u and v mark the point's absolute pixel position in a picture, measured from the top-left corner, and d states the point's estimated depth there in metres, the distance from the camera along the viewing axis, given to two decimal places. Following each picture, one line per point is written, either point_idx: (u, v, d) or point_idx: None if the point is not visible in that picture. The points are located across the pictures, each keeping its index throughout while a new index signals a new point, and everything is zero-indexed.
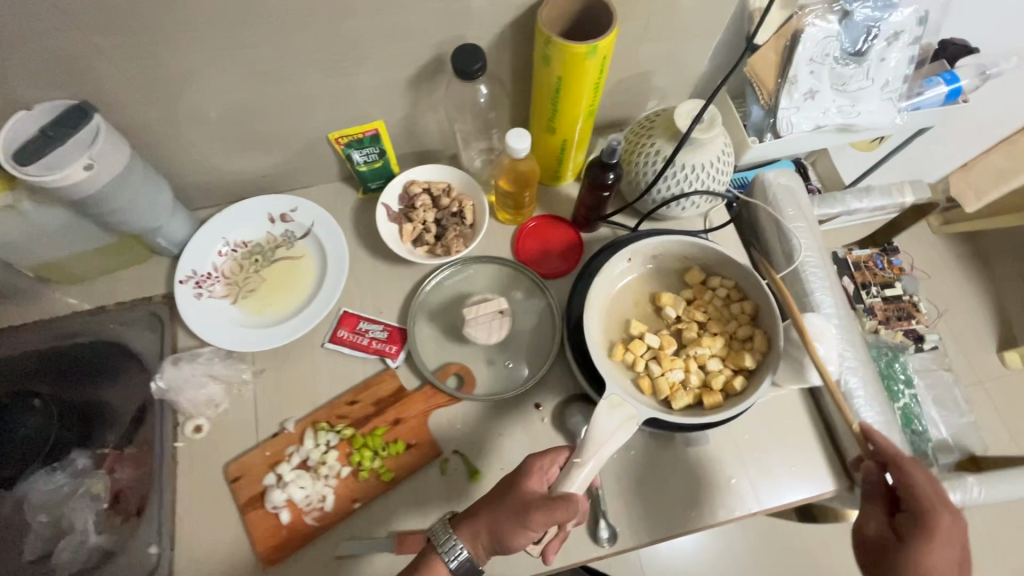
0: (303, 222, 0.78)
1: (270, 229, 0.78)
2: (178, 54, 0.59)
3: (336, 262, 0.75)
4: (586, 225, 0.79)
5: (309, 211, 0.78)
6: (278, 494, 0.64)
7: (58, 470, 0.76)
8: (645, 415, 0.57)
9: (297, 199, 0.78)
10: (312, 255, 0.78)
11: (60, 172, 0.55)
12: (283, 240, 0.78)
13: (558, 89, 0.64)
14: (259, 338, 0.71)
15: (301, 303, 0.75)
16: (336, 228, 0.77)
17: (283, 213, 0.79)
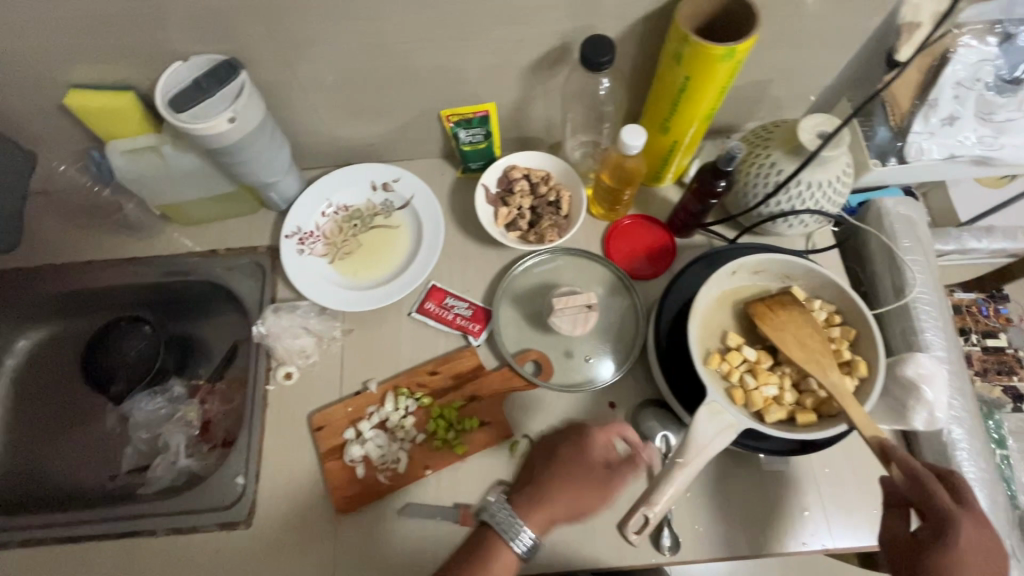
0: (403, 193, 0.81)
1: (371, 197, 0.82)
2: (323, 21, 0.62)
3: (432, 234, 0.78)
4: (682, 230, 0.78)
5: (411, 183, 0.81)
6: (358, 449, 0.68)
7: (157, 394, 0.85)
8: (744, 425, 0.57)
9: (399, 170, 0.81)
10: (408, 226, 0.81)
11: (208, 122, 0.59)
12: (382, 208, 0.82)
13: (682, 89, 0.63)
14: (354, 299, 0.75)
15: (393, 270, 0.78)
16: (434, 202, 0.79)
17: (385, 183, 0.82)
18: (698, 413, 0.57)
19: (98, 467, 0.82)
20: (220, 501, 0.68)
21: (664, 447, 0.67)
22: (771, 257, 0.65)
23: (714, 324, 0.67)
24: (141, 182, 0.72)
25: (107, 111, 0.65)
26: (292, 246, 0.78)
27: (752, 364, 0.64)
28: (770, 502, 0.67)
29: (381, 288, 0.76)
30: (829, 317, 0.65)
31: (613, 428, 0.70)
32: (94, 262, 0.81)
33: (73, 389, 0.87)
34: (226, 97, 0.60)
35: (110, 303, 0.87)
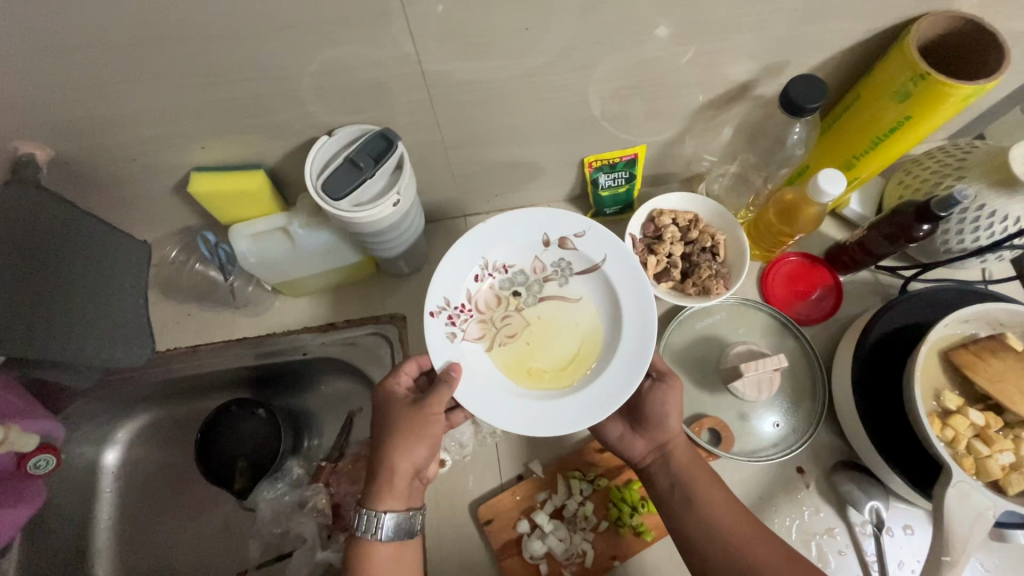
0: (589, 254, 0.66)
1: (542, 254, 0.67)
2: (487, 82, 0.54)
3: (639, 314, 0.63)
4: (851, 268, 0.71)
5: (600, 242, 0.66)
6: (538, 545, 0.62)
7: (279, 480, 0.78)
8: (1002, 508, 0.51)
9: (586, 223, 0.66)
10: (594, 298, 0.66)
11: (371, 208, 0.52)
12: (554, 271, 0.67)
13: (893, 129, 0.55)
14: (543, 409, 0.60)
15: (580, 360, 0.64)
16: (636, 270, 0.64)
17: (563, 237, 0.66)
18: (947, 495, 0.51)
19: (227, 563, 0.76)
20: None
21: (875, 520, 0.62)
22: (990, 305, 0.58)
23: (923, 382, 0.61)
24: (265, 264, 0.65)
25: (237, 194, 0.58)
26: (441, 326, 0.63)
27: (979, 429, 0.58)
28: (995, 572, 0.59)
29: (574, 393, 0.61)
30: None
31: (804, 496, 0.65)
32: (204, 345, 0.74)
33: (187, 479, 0.80)
34: (383, 178, 0.53)
35: (213, 386, 0.79)
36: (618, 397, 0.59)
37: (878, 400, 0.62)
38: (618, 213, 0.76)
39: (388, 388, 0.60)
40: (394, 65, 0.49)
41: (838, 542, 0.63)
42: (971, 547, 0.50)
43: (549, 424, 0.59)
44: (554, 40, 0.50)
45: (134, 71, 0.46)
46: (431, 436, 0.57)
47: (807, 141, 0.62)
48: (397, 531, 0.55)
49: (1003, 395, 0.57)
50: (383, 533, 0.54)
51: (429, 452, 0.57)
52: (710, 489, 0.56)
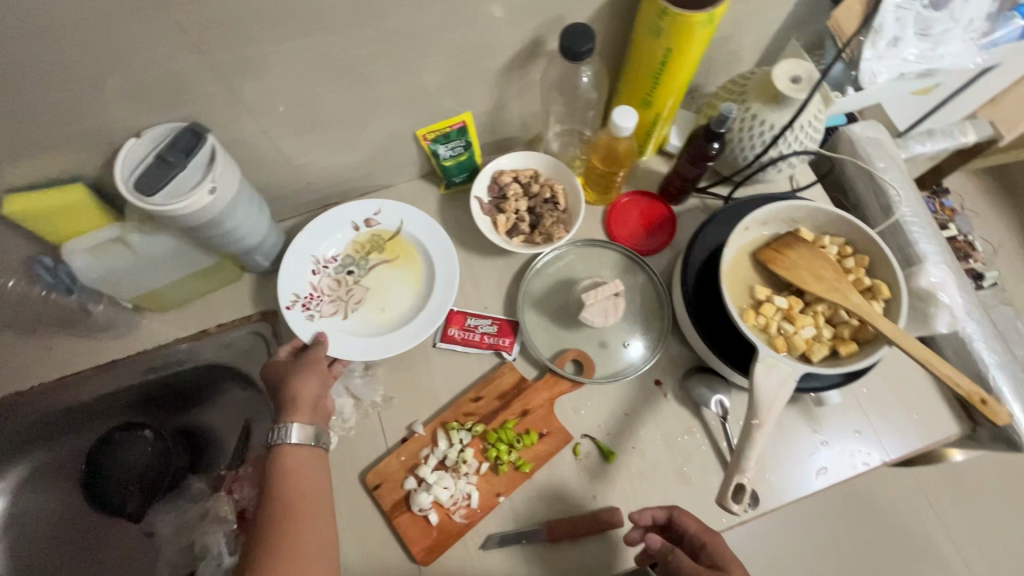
0: (389, 223, 0.76)
1: (357, 236, 0.76)
2: (286, 65, 0.56)
3: (446, 254, 0.74)
4: (678, 197, 0.79)
5: (394, 209, 0.76)
6: (425, 497, 0.65)
7: (179, 498, 0.78)
8: (801, 371, 0.59)
9: (376, 202, 0.76)
10: (411, 251, 0.76)
11: (186, 198, 0.53)
12: (372, 244, 0.76)
13: (663, 63, 0.63)
14: (403, 335, 0.70)
15: (422, 295, 0.74)
16: (428, 219, 0.75)
17: (366, 219, 0.77)
18: (755, 369, 0.59)
19: None
20: None
21: (721, 411, 0.69)
22: (776, 206, 0.67)
23: (738, 283, 0.68)
24: (113, 279, 0.65)
25: (58, 210, 0.58)
26: (299, 315, 0.70)
27: (785, 312, 0.66)
28: (826, 435, 0.68)
29: (423, 317, 0.71)
30: (841, 249, 0.68)
31: (664, 404, 0.71)
32: (74, 373, 0.74)
33: (71, 524, 0.77)
34: (198, 170, 0.55)
35: (96, 417, 0.78)
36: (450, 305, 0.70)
37: (704, 304, 0.69)
38: (468, 181, 0.81)
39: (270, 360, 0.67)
40: (180, 57, 0.51)
41: (698, 438, 0.70)
42: (778, 408, 0.57)
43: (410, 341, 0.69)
44: (336, 19, 0.53)
45: None
46: (322, 370, 0.64)
47: (598, 84, 0.71)
48: (306, 438, 0.59)
49: (798, 279, 0.65)
50: (294, 437, 0.58)
51: (322, 382, 0.64)
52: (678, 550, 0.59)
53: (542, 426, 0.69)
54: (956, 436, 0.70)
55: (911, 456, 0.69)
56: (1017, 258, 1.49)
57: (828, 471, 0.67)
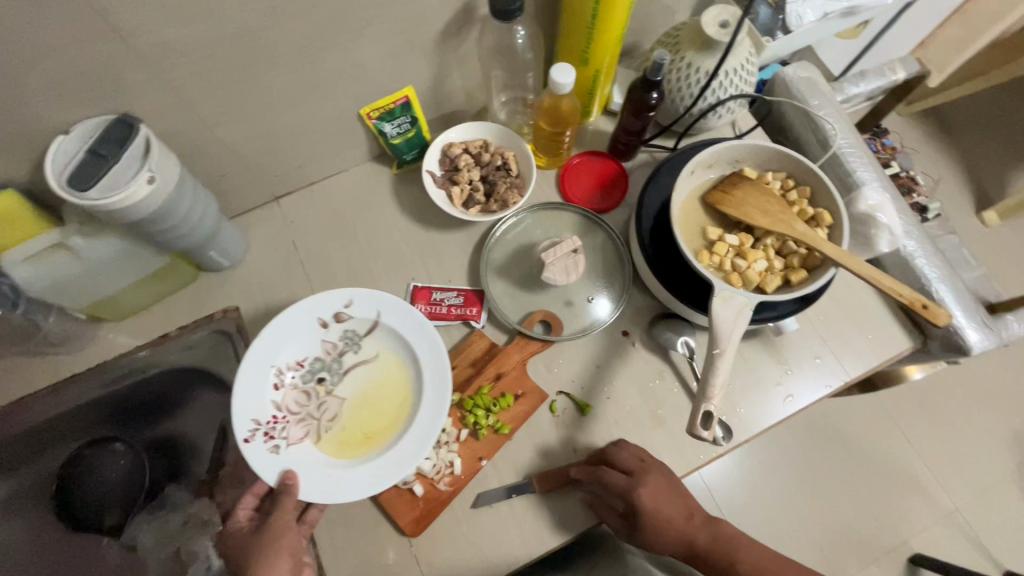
0: (364, 317, 0.69)
1: (326, 336, 0.69)
2: (212, 48, 0.55)
3: (431, 349, 0.67)
4: (627, 153, 0.80)
5: (368, 300, 0.69)
6: None
7: (160, 508, 0.77)
8: (756, 300, 0.61)
9: (348, 292, 0.69)
10: (387, 350, 0.70)
11: (124, 190, 0.52)
12: (345, 344, 0.70)
13: (594, 15, 0.64)
14: (384, 465, 0.62)
15: (402, 407, 0.67)
16: (408, 308, 0.69)
17: (335, 313, 0.70)
18: (713, 303, 0.61)
19: None
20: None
21: (688, 351, 0.71)
22: (718, 147, 0.69)
23: (691, 227, 0.70)
24: (61, 288, 0.63)
25: None
26: (262, 447, 0.62)
27: (738, 248, 0.68)
28: (789, 363, 0.71)
29: (404, 436, 0.64)
30: (785, 183, 0.70)
31: (633, 353, 0.73)
32: (28, 397, 0.70)
33: (50, 547, 0.75)
34: (135, 160, 0.54)
35: (60, 436, 0.75)
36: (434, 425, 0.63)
37: (662, 250, 0.71)
38: (419, 158, 0.81)
39: (230, 529, 0.59)
40: (98, 47, 0.50)
41: (669, 382, 0.72)
42: (736, 338, 0.59)
43: (392, 471, 0.61)
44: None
45: None
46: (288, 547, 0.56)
47: (533, 45, 0.71)
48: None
49: (746, 215, 0.67)
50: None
51: (295, 562, 0.56)
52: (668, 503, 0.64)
53: (517, 388, 0.70)
54: (910, 350, 0.73)
55: (871, 374, 0.72)
56: (959, 191, 1.57)
57: (794, 397, 0.70)
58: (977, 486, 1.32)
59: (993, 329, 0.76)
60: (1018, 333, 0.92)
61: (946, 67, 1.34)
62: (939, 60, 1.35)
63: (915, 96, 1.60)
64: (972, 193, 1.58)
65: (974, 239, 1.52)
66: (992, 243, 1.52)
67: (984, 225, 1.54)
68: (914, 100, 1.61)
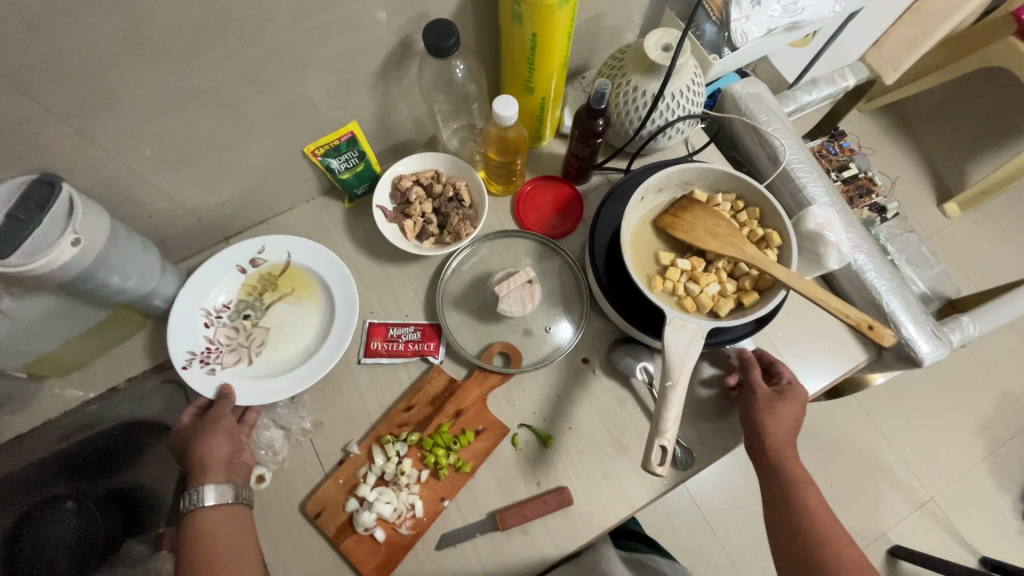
0: (276, 258, 0.75)
1: (245, 279, 0.74)
2: (135, 98, 0.53)
3: (342, 281, 0.73)
4: (580, 177, 0.80)
5: (278, 243, 0.75)
6: (367, 516, 0.64)
7: (118, 563, 0.72)
8: (708, 327, 0.61)
9: (259, 239, 0.74)
10: (301, 282, 0.75)
11: (47, 253, 0.51)
12: (264, 284, 0.74)
13: (534, 46, 0.64)
14: (309, 366, 0.68)
15: (321, 325, 0.73)
16: (316, 246, 0.74)
17: (251, 259, 0.74)
18: (665, 333, 0.61)
19: None
20: None
21: (647, 377, 0.71)
22: (667, 172, 0.69)
23: (644, 252, 0.70)
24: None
25: None
26: (199, 374, 0.67)
27: (691, 273, 0.68)
28: None
29: (324, 344, 0.70)
30: (734, 205, 0.70)
31: (594, 380, 0.73)
32: None
33: None
34: (58, 223, 0.52)
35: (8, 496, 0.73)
36: (350, 323, 0.70)
37: (617, 277, 0.71)
38: (371, 191, 0.80)
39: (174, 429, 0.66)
40: (9, 107, 0.47)
41: (630, 408, 0.71)
42: (689, 367, 0.59)
43: (317, 367, 0.68)
44: (179, 47, 0.51)
45: None
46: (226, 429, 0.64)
47: (475, 77, 0.71)
48: (222, 498, 0.59)
49: (697, 240, 0.67)
50: (208, 501, 0.59)
51: (232, 439, 0.63)
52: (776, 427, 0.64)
53: (478, 425, 0.69)
54: (866, 362, 0.74)
55: (829, 388, 0.73)
56: (919, 185, 1.61)
57: None
58: (950, 475, 1.34)
59: (945, 337, 0.78)
60: (973, 333, 0.94)
61: (899, 67, 1.37)
62: (892, 60, 1.38)
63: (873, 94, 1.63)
64: (933, 187, 1.61)
65: (935, 232, 1.55)
66: (952, 236, 1.55)
67: (945, 218, 1.57)
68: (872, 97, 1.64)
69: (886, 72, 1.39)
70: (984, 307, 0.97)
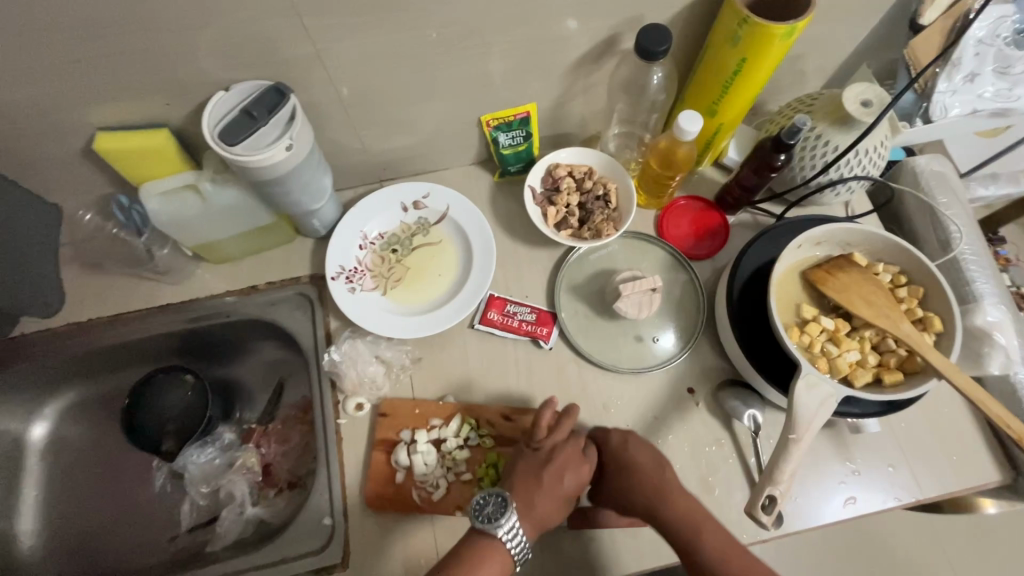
0: (435, 208, 0.80)
1: (404, 218, 0.80)
2: (371, 34, 0.58)
3: (483, 251, 0.76)
4: (734, 208, 0.79)
5: (442, 195, 0.79)
6: (405, 457, 0.67)
7: (209, 444, 0.80)
8: (842, 394, 0.59)
9: (428, 185, 0.80)
10: (449, 237, 0.79)
11: (264, 152, 0.56)
12: (417, 227, 0.80)
13: (737, 72, 0.63)
14: (431, 317, 0.73)
15: (451, 283, 0.77)
16: (474, 210, 0.78)
17: (415, 201, 0.80)
18: (796, 386, 0.58)
19: (158, 530, 0.78)
20: (312, 544, 0.66)
21: (754, 426, 0.68)
22: (835, 226, 0.66)
23: (786, 300, 0.68)
24: (180, 224, 0.67)
25: (142, 151, 0.61)
26: (342, 287, 0.75)
27: (831, 333, 0.65)
28: (858, 465, 0.68)
29: (447, 302, 0.75)
30: (895, 279, 0.67)
31: (694, 413, 0.71)
32: (125, 314, 0.76)
33: (113, 455, 0.82)
34: (277, 128, 0.57)
35: (138, 355, 0.81)
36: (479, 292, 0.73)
37: (751, 318, 0.69)
38: (522, 172, 0.82)
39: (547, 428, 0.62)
40: (272, 19, 0.54)
41: (726, 452, 0.69)
42: (816, 428, 0.57)
43: (438, 321, 0.72)
44: None
45: (33, 33, 0.50)
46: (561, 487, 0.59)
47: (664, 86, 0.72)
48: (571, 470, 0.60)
49: (849, 303, 0.64)
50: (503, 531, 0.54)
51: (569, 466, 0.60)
52: (645, 480, 0.60)
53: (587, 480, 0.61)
54: (996, 484, 0.68)
55: (950, 498, 0.67)
56: None
57: (855, 500, 0.67)
58: None
59: None
60: None
61: None
62: None
63: None
64: None
65: None
66: None
67: None
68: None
69: None
70: None
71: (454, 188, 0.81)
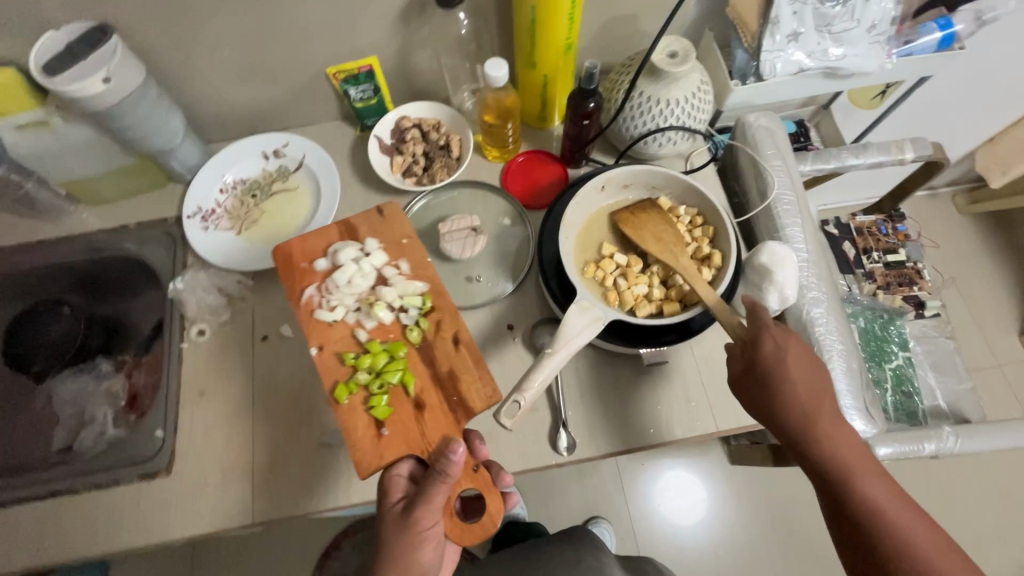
0: (293, 157, 0.85)
1: (265, 166, 0.86)
2: None
3: (329, 194, 0.82)
4: (573, 160, 0.83)
5: (300, 145, 0.85)
6: (341, 256, 0.66)
7: (85, 371, 0.87)
8: (611, 317, 0.62)
9: (287, 135, 0.86)
10: (304, 183, 0.85)
11: (80, 83, 0.62)
12: (277, 175, 0.86)
13: (534, 19, 0.68)
14: (275, 253, 0.79)
15: (300, 224, 0.82)
16: (325, 158, 0.84)
17: (275, 150, 0.86)
18: (568, 311, 0.62)
19: (26, 448, 0.82)
20: (143, 454, 0.71)
21: None
22: (634, 169, 0.70)
23: (592, 239, 0.72)
24: (39, 158, 0.74)
25: None
26: (196, 226, 0.81)
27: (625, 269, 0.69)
28: (660, 399, 0.71)
29: (292, 240, 0.80)
30: (693, 220, 0.70)
31: (511, 347, 0.75)
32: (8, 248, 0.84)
33: None
34: (95, 63, 0.64)
35: (23, 289, 0.88)
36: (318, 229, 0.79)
37: None
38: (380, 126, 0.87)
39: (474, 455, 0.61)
40: None
41: None
42: (576, 345, 0.60)
43: None
44: None
45: None
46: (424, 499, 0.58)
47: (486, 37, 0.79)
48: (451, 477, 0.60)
49: (640, 240, 0.67)
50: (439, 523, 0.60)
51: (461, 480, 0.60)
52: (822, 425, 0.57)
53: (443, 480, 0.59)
54: None
55: (747, 432, 0.70)
56: (1001, 310, 1.49)
57: (654, 431, 0.69)
58: None
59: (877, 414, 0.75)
60: (954, 448, 0.84)
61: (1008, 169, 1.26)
62: (1003, 160, 1.27)
63: (981, 196, 1.53)
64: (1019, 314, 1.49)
65: (1008, 362, 1.44)
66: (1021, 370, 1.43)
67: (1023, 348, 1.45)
68: (938, 187, 1.56)
69: (993, 172, 1.30)
70: (976, 428, 0.87)
71: (313, 139, 0.87)
